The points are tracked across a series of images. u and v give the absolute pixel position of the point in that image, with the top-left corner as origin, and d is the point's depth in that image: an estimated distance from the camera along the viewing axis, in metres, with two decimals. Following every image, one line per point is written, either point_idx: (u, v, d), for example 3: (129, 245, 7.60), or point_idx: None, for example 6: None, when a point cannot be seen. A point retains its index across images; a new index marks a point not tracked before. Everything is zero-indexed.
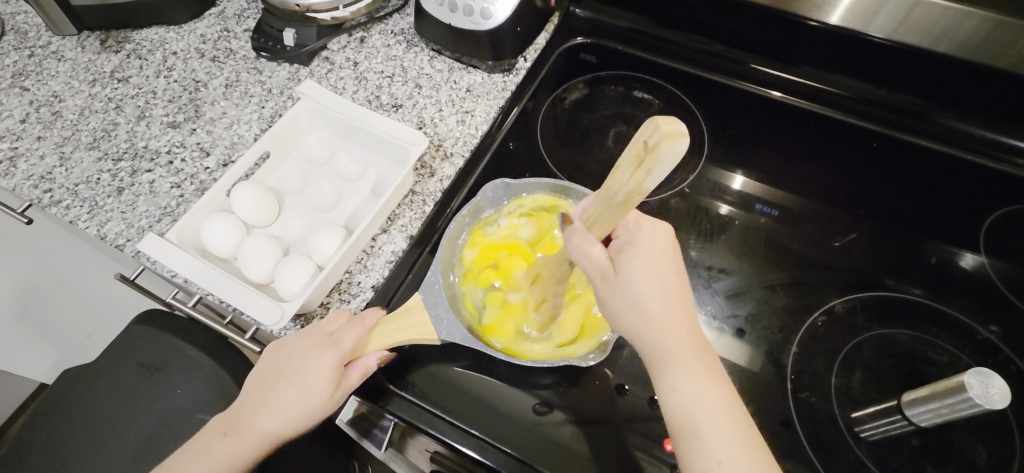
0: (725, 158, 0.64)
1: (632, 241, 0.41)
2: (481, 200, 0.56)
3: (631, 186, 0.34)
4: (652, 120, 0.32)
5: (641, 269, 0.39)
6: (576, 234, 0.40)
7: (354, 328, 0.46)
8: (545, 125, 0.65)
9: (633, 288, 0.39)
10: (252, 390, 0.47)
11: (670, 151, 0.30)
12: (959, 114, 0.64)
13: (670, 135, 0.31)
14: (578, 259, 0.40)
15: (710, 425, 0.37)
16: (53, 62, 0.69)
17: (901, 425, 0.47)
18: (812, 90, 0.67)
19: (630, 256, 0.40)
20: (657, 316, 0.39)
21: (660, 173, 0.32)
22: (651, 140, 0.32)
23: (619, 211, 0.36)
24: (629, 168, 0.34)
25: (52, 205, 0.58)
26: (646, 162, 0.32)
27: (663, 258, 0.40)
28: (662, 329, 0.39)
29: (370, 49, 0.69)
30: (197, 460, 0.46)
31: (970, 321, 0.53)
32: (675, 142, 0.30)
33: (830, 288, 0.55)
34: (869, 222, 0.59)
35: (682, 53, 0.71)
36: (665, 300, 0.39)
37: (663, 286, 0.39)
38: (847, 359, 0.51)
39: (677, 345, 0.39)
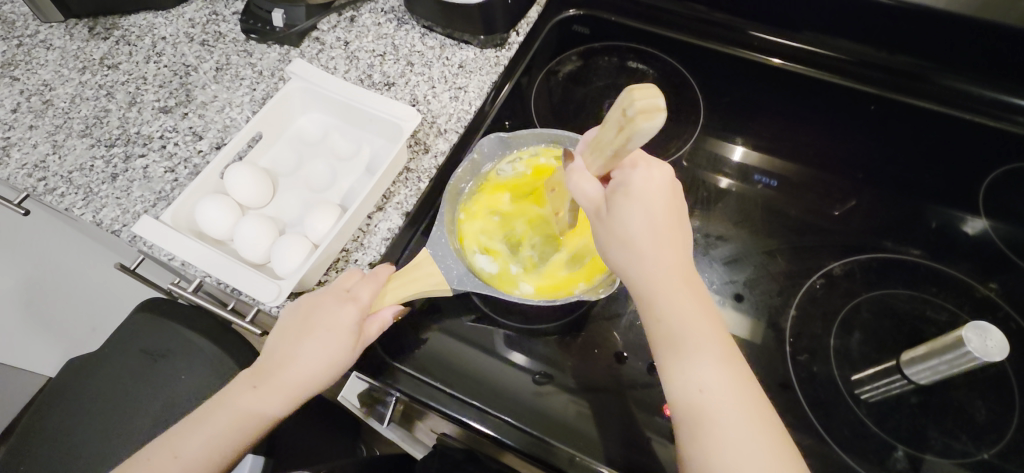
0: (722, 127, 0.63)
1: (627, 182, 0.39)
2: (478, 156, 0.55)
3: (613, 147, 0.35)
4: (630, 92, 0.32)
5: (634, 206, 0.39)
6: (575, 173, 0.41)
7: (367, 282, 0.47)
8: (540, 99, 0.65)
9: (626, 225, 0.39)
10: (269, 349, 0.46)
11: (644, 127, 0.31)
12: (958, 73, 0.63)
13: (645, 110, 0.31)
14: (576, 196, 0.41)
15: (696, 358, 0.37)
16: (41, 51, 0.68)
17: (901, 385, 0.48)
18: (809, 55, 0.67)
19: (624, 193, 0.39)
20: (648, 252, 0.39)
21: (639, 142, 0.33)
22: (628, 112, 0.32)
23: (607, 163, 0.38)
24: (612, 131, 0.35)
25: (47, 193, 0.58)
26: (623, 131, 0.33)
27: (660, 196, 0.39)
28: (654, 265, 0.39)
29: (360, 28, 0.68)
30: (218, 418, 0.44)
31: (969, 280, 0.53)
32: (648, 119, 0.31)
33: (830, 252, 0.54)
34: (868, 187, 0.59)
35: (676, 22, 0.70)
36: (657, 237, 0.39)
37: (657, 224, 0.39)
38: (846, 321, 0.51)
39: (666, 280, 0.39)
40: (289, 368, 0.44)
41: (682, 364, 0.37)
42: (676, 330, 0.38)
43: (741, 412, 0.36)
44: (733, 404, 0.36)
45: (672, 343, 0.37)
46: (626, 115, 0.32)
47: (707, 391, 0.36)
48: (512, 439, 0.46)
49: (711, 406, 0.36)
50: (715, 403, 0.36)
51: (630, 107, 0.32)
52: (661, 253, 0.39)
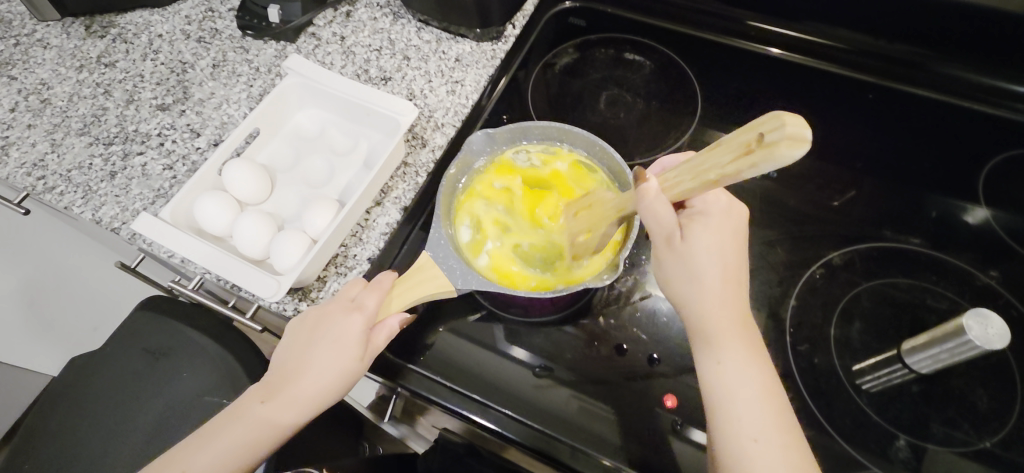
0: (720, 118, 0.63)
1: (706, 211, 0.43)
2: (468, 154, 0.54)
3: (725, 169, 0.32)
4: (778, 114, 0.28)
5: (711, 241, 0.42)
6: (649, 194, 0.39)
7: (373, 290, 0.46)
8: (537, 92, 0.65)
9: (699, 258, 0.41)
10: (280, 362, 0.46)
11: (788, 155, 0.28)
12: (957, 61, 0.63)
13: (794, 137, 0.27)
14: (647, 219, 0.40)
15: (747, 396, 0.38)
16: (38, 50, 0.68)
17: (902, 374, 0.48)
18: (808, 44, 0.66)
19: (701, 225, 0.42)
20: (712, 288, 0.41)
21: (767, 169, 0.30)
22: (768, 136, 0.29)
23: (705, 186, 0.35)
24: (732, 152, 0.31)
25: (46, 192, 0.58)
26: (754, 155, 0.29)
27: (732, 237, 0.43)
28: (718, 301, 0.41)
29: (356, 23, 0.68)
30: (228, 432, 0.44)
31: (970, 268, 0.53)
32: (793, 148, 0.27)
33: (829, 241, 0.54)
34: (868, 177, 0.59)
35: (674, 13, 0.69)
36: (720, 274, 0.41)
37: (726, 261, 0.42)
38: (846, 311, 0.50)
39: (725, 316, 0.41)
40: (298, 379, 0.44)
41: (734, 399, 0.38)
42: (727, 362, 0.39)
43: (791, 456, 0.36)
44: (782, 446, 0.37)
45: (723, 377, 0.39)
46: (765, 138, 0.29)
47: (759, 436, 0.37)
48: (513, 431, 0.47)
49: (763, 449, 0.36)
50: (766, 446, 0.36)
51: (772, 131, 0.28)
52: (722, 290, 0.41)
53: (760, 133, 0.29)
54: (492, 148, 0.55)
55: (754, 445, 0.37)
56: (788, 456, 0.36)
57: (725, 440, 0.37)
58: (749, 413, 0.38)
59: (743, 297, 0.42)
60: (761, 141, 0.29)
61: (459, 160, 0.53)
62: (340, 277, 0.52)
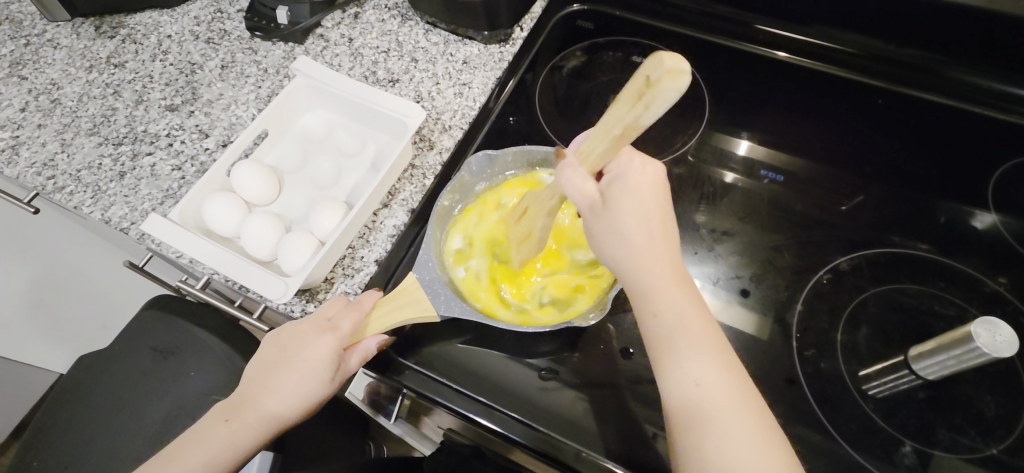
0: (727, 121, 0.63)
1: (623, 173, 0.39)
2: (465, 176, 0.54)
3: (628, 119, 0.33)
4: (655, 54, 0.30)
5: (630, 201, 0.38)
6: (569, 168, 0.40)
7: (350, 312, 0.46)
8: (544, 95, 0.65)
9: (619, 221, 0.38)
10: (252, 377, 0.47)
11: (672, 87, 0.29)
12: (966, 65, 0.62)
13: (673, 71, 0.29)
14: (569, 192, 0.40)
15: (689, 351, 0.37)
16: (49, 50, 0.68)
17: (909, 380, 0.47)
18: (816, 48, 0.66)
19: (619, 188, 0.38)
20: (639, 246, 0.38)
21: (663, 108, 0.31)
22: (652, 75, 0.30)
23: (615, 145, 0.36)
24: (629, 102, 0.33)
25: (56, 192, 0.58)
26: (645, 96, 0.31)
27: (653, 191, 0.39)
28: (648, 257, 0.38)
29: (364, 25, 0.68)
30: (197, 447, 0.44)
31: (978, 274, 0.53)
32: (676, 78, 0.29)
33: (836, 246, 0.54)
34: (876, 182, 0.59)
35: (682, 17, 0.69)
36: (647, 229, 0.38)
37: (649, 216, 0.38)
38: (854, 316, 0.50)
39: (657, 271, 0.38)
40: (266, 398, 0.45)
41: (676, 358, 0.37)
42: (667, 319, 0.37)
43: (738, 403, 0.36)
44: (728, 394, 0.36)
45: (666, 336, 0.37)
46: (651, 77, 0.30)
47: (705, 385, 0.36)
48: (519, 435, 0.47)
49: (710, 401, 0.35)
50: (711, 398, 0.36)
51: (655, 70, 0.30)
52: (651, 246, 0.38)
53: (646, 75, 0.30)
54: (489, 171, 0.55)
55: (699, 397, 0.36)
56: (733, 404, 0.35)
57: (673, 397, 0.37)
58: (695, 368, 0.36)
59: (673, 243, 0.39)
60: (649, 83, 0.31)
61: (452, 185, 0.53)
62: (347, 278, 0.52)
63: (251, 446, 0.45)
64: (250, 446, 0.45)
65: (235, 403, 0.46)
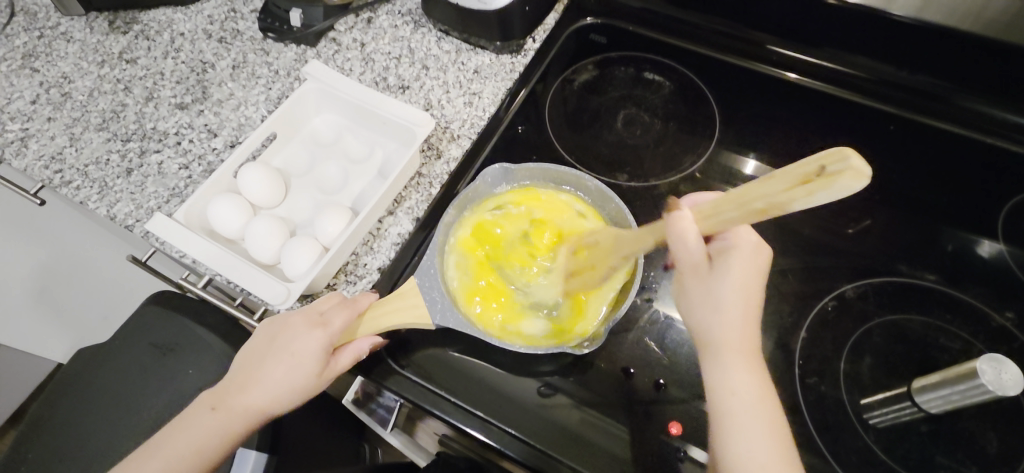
0: (737, 141, 0.63)
1: (736, 246, 0.42)
2: (481, 185, 0.54)
3: (777, 200, 0.32)
4: (841, 150, 0.30)
5: (739, 274, 0.41)
6: (682, 221, 0.39)
7: (343, 309, 0.45)
8: (554, 108, 0.65)
9: (720, 287, 0.41)
10: (240, 366, 0.47)
11: (850, 184, 0.29)
12: (980, 95, 0.62)
13: (853, 170, 0.29)
14: (675, 246, 0.40)
15: (749, 419, 0.39)
16: (62, 43, 0.69)
17: (910, 412, 0.47)
18: (829, 71, 0.66)
19: (729, 260, 0.42)
20: (729, 312, 0.41)
21: (826, 200, 0.31)
22: (831, 167, 0.30)
23: (748, 217, 0.35)
24: (787, 183, 0.32)
25: (63, 186, 0.58)
26: (812, 184, 0.30)
27: (758, 271, 0.42)
28: (734, 327, 0.41)
29: (377, 30, 0.68)
30: (182, 434, 0.45)
31: (985, 308, 0.52)
32: (857, 179, 0.29)
33: (843, 273, 0.54)
34: (884, 209, 0.58)
35: (695, 34, 0.69)
36: (743, 304, 0.41)
37: (750, 294, 0.41)
38: (858, 345, 0.50)
39: (739, 340, 0.41)
40: (251, 388, 0.45)
41: (733, 421, 0.39)
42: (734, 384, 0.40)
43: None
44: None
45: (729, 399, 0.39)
46: (827, 169, 0.30)
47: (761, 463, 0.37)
48: (515, 451, 0.46)
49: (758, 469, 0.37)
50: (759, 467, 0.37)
51: (835, 164, 0.30)
52: (742, 321, 0.41)
53: (821, 165, 0.30)
54: (504, 184, 0.56)
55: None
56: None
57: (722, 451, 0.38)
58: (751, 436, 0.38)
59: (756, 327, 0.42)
60: (823, 173, 0.30)
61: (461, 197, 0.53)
62: (349, 285, 0.52)
63: (234, 435, 0.45)
64: (233, 436, 0.45)
65: (222, 391, 0.46)
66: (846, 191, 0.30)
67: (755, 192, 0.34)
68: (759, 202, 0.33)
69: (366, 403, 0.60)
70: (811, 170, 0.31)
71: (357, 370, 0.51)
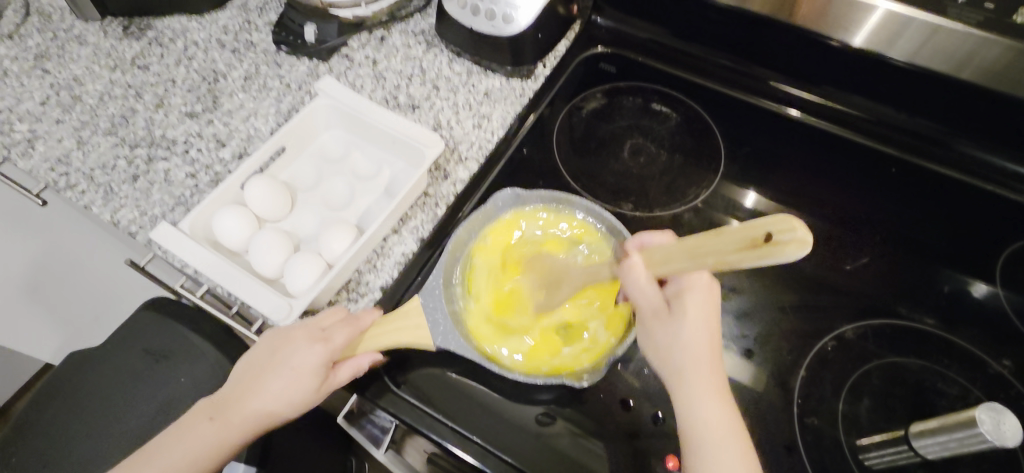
0: (740, 175, 0.64)
1: (688, 287, 0.44)
2: (490, 208, 0.55)
3: (727, 257, 0.32)
4: (789, 218, 0.28)
5: (692, 310, 0.44)
6: (633, 269, 0.41)
7: (345, 326, 0.45)
8: (562, 134, 0.65)
9: (678, 327, 0.44)
10: (239, 376, 0.46)
11: (795, 255, 0.28)
12: (979, 142, 0.63)
13: (791, 241, 0.28)
14: (633, 290, 0.42)
15: (720, 449, 0.40)
16: (75, 46, 0.69)
17: (907, 456, 0.47)
18: (831, 110, 0.67)
19: (682, 297, 0.44)
20: (689, 345, 0.43)
21: (771, 264, 0.30)
22: (774, 235, 0.29)
23: (699, 267, 0.34)
24: (737, 243, 0.31)
25: (68, 189, 0.58)
26: (758, 250, 0.30)
27: (709, 304, 0.44)
28: (696, 361, 0.43)
29: (389, 48, 0.69)
30: (178, 442, 0.44)
31: (982, 354, 0.53)
32: (801, 249, 0.28)
33: (843, 313, 0.54)
34: (884, 248, 0.59)
35: (700, 67, 0.71)
36: (703, 341, 0.43)
37: (705, 326, 0.44)
38: (856, 386, 0.50)
39: (699, 370, 0.43)
40: (250, 400, 0.44)
41: (702, 454, 0.40)
42: (702, 417, 0.41)
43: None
44: None
45: (697, 430, 0.41)
46: (776, 236, 0.29)
47: None
48: None
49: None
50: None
51: (781, 231, 0.29)
52: (706, 356, 0.43)
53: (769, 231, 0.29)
54: (514, 209, 0.56)
55: None
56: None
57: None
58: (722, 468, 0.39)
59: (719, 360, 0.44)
60: (770, 239, 0.29)
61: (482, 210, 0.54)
62: (351, 302, 0.52)
63: (232, 446, 0.44)
64: (229, 447, 0.44)
65: (220, 401, 0.45)
66: (786, 259, 0.29)
67: (707, 247, 0.33)
68: (711, 257, 0.33)
69: (357, 417, 0.58)
70: (759, 233, 0.30)
71: (354, 388, 0.50)
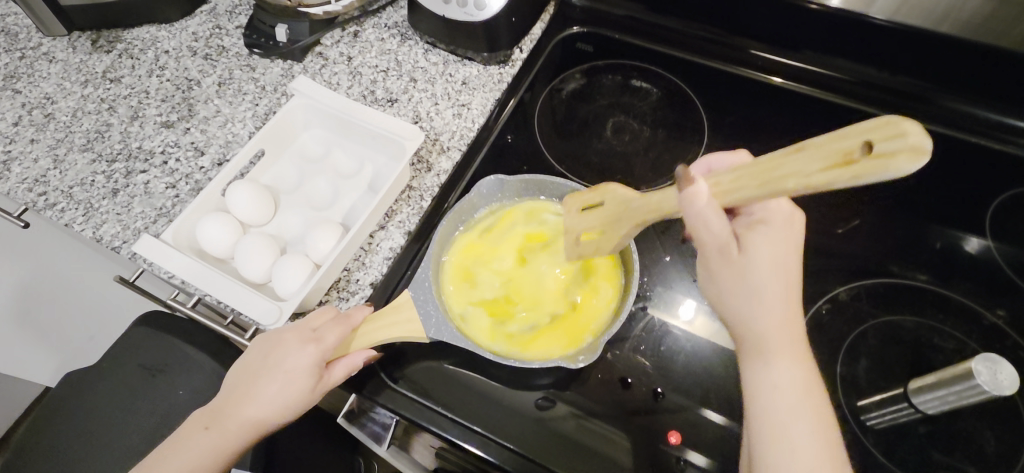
0: (725, 146, 0.63)
1: (767, 218, 0.39)
2: (475, 196, 0.54)
3: (817, 178, 0.29)
4: (901, 120, 0.26)
5: (769, 247, 0.38)
6: (701, 199, 0.35)
7: (336, 325, 0.45)
8: (543, 117, 0.65)
9: (754, 266, 0.38)
10: (233, 383, 0.46)
11: (906, 167, 0.26)
12: (961, 95, 0.63)
13: (912, 150, 0.26)
14: (697, 226, 0.36)
15: (792, 406, 0.37)
16: (44, 64, 0.68)
17: (907, 413, 0.47)
18: (813, 75, 0.67)
19: (757, 231, 0.39)
20: (767, 290, 0.38)
21: (869, 183, 0.28)
22: (879, 146, 0.27)
23: (772, 194, 0.32)
24: (824, 161, 0.29)
25: (47, 208, 0.57)
26: (856, 166, 0.27)
27: (787, 240, 0.39)
28: (774, 309, 0.38)
29: (364, 43, 0.68)
30: (175, 454, 0.44)
31: (976, 306, 0.53)
32: (913, 161, 0.26)
33: (836, 276, 0.54)
34: (873, 209, 0.59)
35: (679, 40, 0.70)
36: (780, 287, 0.38)
37: (786, 268, 0.39)
38: (853, 348, 0.50)
39: (777, 322, 0.38)
40: (245, 406, 0.44)
41: (769, 411, 0.37)
42: (771, 371, 0.38)
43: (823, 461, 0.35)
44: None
45: (766, 390, 0.37)
46: (879, 146, 0.27)
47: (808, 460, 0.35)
48: (511, 465, 0.46)
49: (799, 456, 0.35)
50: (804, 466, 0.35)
51: (885, 141, 0.27)
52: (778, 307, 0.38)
53: (871, 141, 0.27)
54: (498, 195, 0.55)
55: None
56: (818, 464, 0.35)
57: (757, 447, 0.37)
58: (797, 427, 0.36)
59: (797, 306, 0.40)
60: (870, 151, 0.27)
61: (462, 203, 0.53)
62: (342, 301, 0.51)
63: (231, 453, 0.44)
64: (228, 454, 0.44)
65: (215, 409, 0.45)
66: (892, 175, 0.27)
67: (788, 167, 0.31)
68: (790, 179, 0.30)
69: (360, 416, 0.58)
70: (856, 145, 0.28)
71: (351, 387, 0.50)
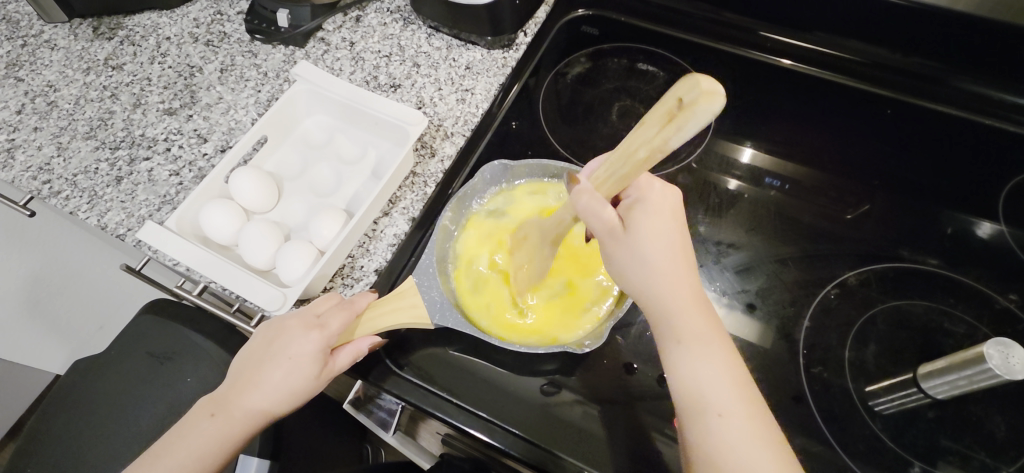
0: (733, 130, 0.62)
1: (643, 199, 0.41)
2: (479, 182, 0.54)
3: (656, 142, 0.31)
4: (690, 75, 0.28)
5: (651, 225, 0.40)
6: (583, 195, 0.38)
7: (341, 311, 0.45)
8: (548, 102, 0.64)
9: (640, 244, 0.39)
10: (238, 370, 0.46)
11: (708, 109, 0.27)
12: (974, 76, 0.62)
13: (708, 93, 0.27)
14: (586, 217, 0.39)
15: (700, 355, 0.38)
16: (46, 51, 0.68)
17: (916, 398, 0.47)
18: (823, 56, 0.65)
19: (640, 211, 0.40)
20: (657, 258, 0.39)
21: (695, 130, 0.29)
22: (686, 97, 0.28)
23: (636, 168, 0.34)
24: (658, 124, 0.31)
25: (51, 196, 0.57)
26: (677, 118, 0.29)
27: (672, 214, 0.41)
28: (670, 276, 0.39)
29: (366, 28, 0.67)
30: (181, 442, 0.43)
31: (988, 290, 0.52)
32: (711, 100, 0.27)
33: (844, 261, 0.53)
34: (884, 193, 0.58)
35: (687, 23, 0.69)
36: (669, 253, 0.40)
37: (670, 238, 0.40)
38: (862, 333, 0.50)
39: (684, 304, 0.39)
40: (251, 393, 0.44)
41: (684, 371, 0.37)
42: (679, 330, 0.38)
43: (764, 436, 0.35)
44: (751, 421, 0.36)
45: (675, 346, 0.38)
46: (684, 99, 0.28)
47: (724, 411, 0.36)
48: (518, 451, 0.46)
49: (732, 433, 0.35)
50: (735, 426, 0.35)
51: (688, 92, 0.28)
52: (669, 267, 0.39)
53: (678, 97, 0.29)
54: (501, 180, 0.55)
55: (721, 425, 0.35)
56: (760, 440, 0.35)
57: (698, 443, 0.36)
58: (707, 377, 0.37)
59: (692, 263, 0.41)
60: (681, 104, 0.29)
61: (465, 191, 0.53)
62: (346, 288, 0.51)
63: (237, 440, 0.44)
64: (235, 442, 0.44)
65: (221, 397, 0.45)
66: (708, 118, 0.28)
67: (637, 140, 0.33)
68: (642, 149, 0.33)
69: (366, 402, 0.58)
70: (672, 103, 0.29)
71: (357, 373, 0.50)
